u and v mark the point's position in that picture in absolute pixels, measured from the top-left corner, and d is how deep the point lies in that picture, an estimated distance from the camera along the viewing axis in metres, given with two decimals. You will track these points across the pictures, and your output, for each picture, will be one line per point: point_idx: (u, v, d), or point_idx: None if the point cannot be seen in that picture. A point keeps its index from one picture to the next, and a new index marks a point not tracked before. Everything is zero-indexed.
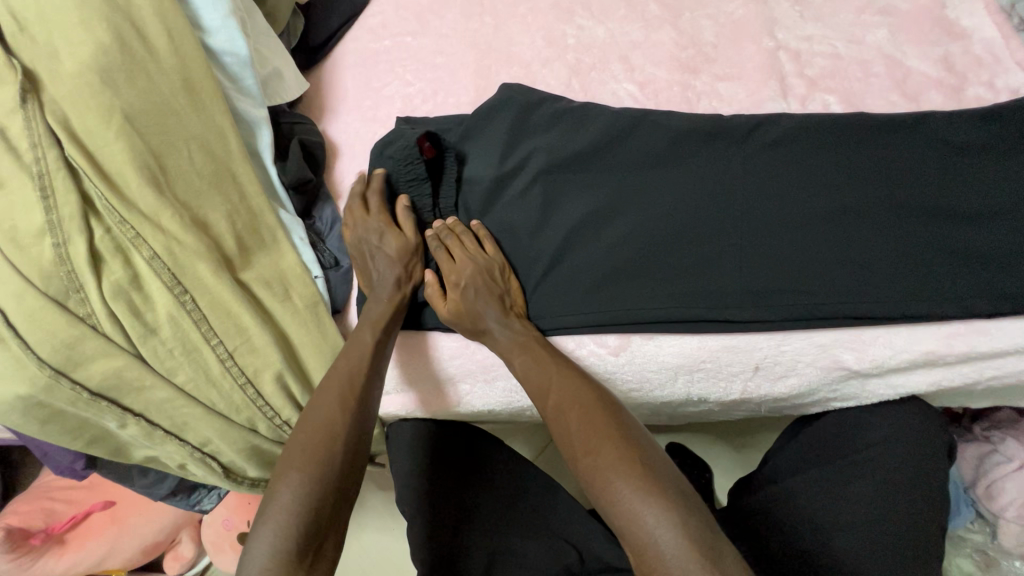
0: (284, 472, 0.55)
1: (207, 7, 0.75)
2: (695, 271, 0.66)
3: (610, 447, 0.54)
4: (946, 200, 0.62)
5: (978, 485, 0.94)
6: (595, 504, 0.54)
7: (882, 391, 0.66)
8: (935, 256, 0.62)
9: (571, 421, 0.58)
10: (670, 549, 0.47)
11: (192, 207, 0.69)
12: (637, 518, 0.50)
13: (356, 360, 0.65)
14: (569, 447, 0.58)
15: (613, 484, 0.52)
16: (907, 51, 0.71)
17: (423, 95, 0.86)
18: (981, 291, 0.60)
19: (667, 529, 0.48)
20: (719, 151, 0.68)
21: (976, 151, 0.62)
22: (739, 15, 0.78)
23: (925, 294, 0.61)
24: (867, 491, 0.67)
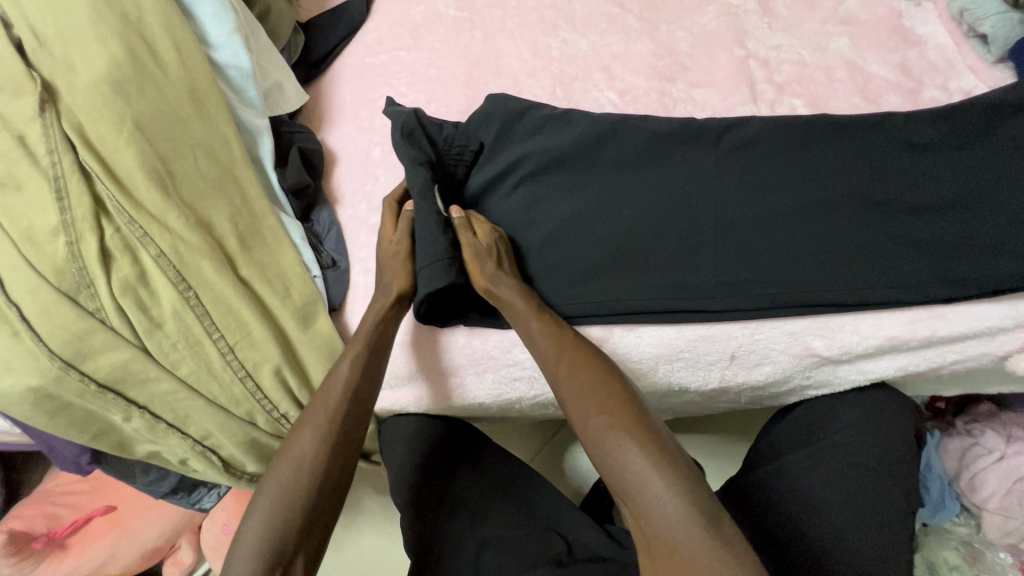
0: (266, 488, 0.61)
1: (213, 24, 0.80)
2: (673, 264, 0.70)
3: (625, 416, 0.59)
4: (906, 194, 0.66)
5: (961, 478, 0.95)
6: (601, 465, 0.58)
7: (852, 377, 0.69)
8: (896, 246, 0.65)
9: (586, 386, 0.62)
10: (675, 512, 0.52)
11: (197, 209, 0.74)
12: (646, 481, 0.54)
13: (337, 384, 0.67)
14: (580, 408, 0.61)
15: (625, 450, 0.56)
16: (868, 58, 0.75)
17: (416, 105, 0.91)
18: (939, 279, 0.63)
19: (674, 497, 0.52)
20: (692, 151, 0.72)
21: (933, 147, 0.66)
22: (712, 27, 0.83)
23: (888, 282, 0.64)
24: (845, 474, 0.70)
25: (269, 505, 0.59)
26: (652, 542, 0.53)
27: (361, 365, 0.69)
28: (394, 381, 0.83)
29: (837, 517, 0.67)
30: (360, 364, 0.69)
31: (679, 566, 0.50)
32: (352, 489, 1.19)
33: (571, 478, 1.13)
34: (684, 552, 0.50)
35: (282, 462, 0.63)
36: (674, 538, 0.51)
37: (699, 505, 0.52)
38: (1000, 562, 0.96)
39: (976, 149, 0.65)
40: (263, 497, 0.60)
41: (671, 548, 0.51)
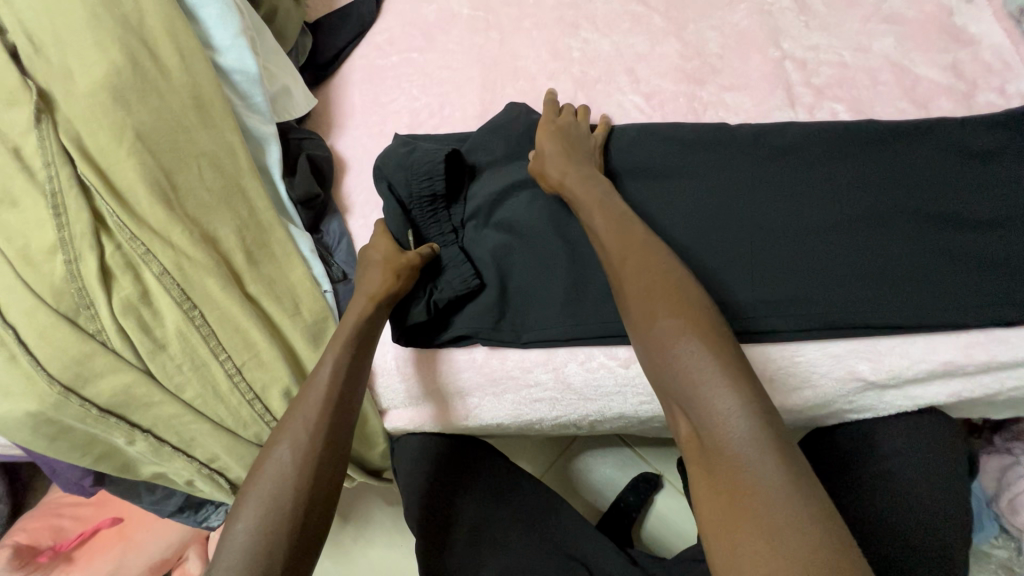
0: (247, 498, 0.57)
1: (218, 27, 0.77)
2: (709, 278, 0.65)
3: (698, 319, 0.51)
4: (961, 207, 0.61)
5: (1002, 498, 0.90)
6: (662, 367, 0.51)
7: (900, 403, 0.64)
8: (951, 262, 0.61)
9: (652, 284, 0.54)
10: (742, 424, 0.45)
11: (201, 222, 0.70)
12: (714, 390, 0.47)
13: (317, 388, 0.63)
14: (642, 306, 0.54)
15: (693, 352, 0.49)
16: (915, 59, 0.70)
17: (430, 110, 0.87)
18: (999, 299, 0.59)
19: (744, 409, 0.45)
20: (727, 158, 0.68)
21: (992, 155, 0.62)
22: (744, 26, 0.78)
23: (942, 301, 0.60)
24: (900, 510, 0.65)
25: (254, 516, 0.55)
26: (710, 454, 0.46)
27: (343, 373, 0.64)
28: (408, 402, 0.79)
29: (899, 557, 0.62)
30: (339, 373, 0.64)
31: (741, 489, 0.43)
32: (363, 503, 1.15)
33: (584, 493, 1.14)
34: (751, 474, 0.43)
35: (268, 468, 0.58)
36: (738, 457, 0.44)
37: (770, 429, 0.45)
38: None
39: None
40: (245, 510, 0.56)
41: (734, 470, 0.44)
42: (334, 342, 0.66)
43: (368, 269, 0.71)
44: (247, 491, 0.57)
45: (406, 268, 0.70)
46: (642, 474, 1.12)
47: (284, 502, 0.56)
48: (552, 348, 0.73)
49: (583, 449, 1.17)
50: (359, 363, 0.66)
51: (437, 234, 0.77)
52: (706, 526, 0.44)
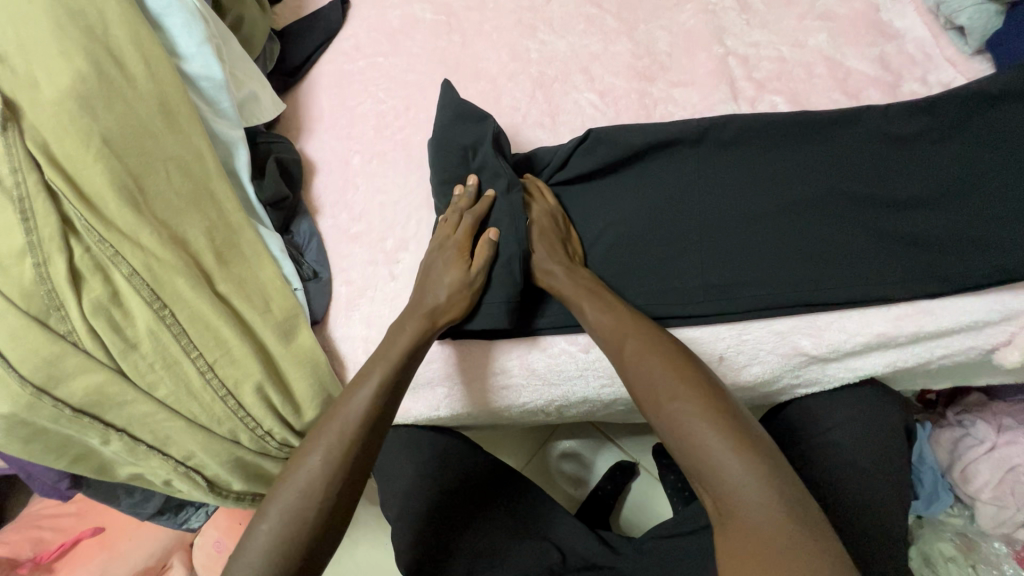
0: (264, 511, 0.58)
1: (183, 35, 0.79)
2: (667, 273, 0.69)
3: (702, 397, 0.56)
4: (890, 191, 0.65)
5: (954, 469, 0.96)
6: (674, 447, 0.56)
7: (842, 374, 0.68)
8: (882, 243, 0.65)
9: (655, 367, 0.59)
10: (752, 497, 0.50)
11: (170, 225, 0.72)
12: (727, 468, 0.52)
13: (344, 406, 0.62)
14: (648, 390, 0.59)
15: (703, 434, 0.54)
16: (847, 52, 0.75)
17: (396, 112, 0.91)
18: (923, 274, 0.63)
19: (753, 482, 0.50)
20: (676, 154, 0.72)
21: (914, 140, 0.66)
22: (691, 25, 0.82)
23: (875, 280, 0.64)
24: (857, 496, 0.67)
25: (268, 521, 0.57)
26: (729, 527, 0.50)
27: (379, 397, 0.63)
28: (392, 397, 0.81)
29: (856, 540, 0.64)
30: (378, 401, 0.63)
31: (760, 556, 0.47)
32: None
33: (563, 483, 1.17)
34: (768, 542, 0.47)
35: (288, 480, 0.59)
36: (755, 524, 0.49)
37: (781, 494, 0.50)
38: (996, 552, 0.96)
39: (954, 142, 0.65)
40: (261, 521, 0.57)
41: (751, 540, 0.48)
42: (378, 359, 0.65)
43: (435, 277, 0.69)
44: (267, 501, 0.59)
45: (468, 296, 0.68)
46: (618, 462, 1.15)
47: (298, 520, 0.57)
48: (517, 342, 0.75)
49: (560, 441, 1.20)
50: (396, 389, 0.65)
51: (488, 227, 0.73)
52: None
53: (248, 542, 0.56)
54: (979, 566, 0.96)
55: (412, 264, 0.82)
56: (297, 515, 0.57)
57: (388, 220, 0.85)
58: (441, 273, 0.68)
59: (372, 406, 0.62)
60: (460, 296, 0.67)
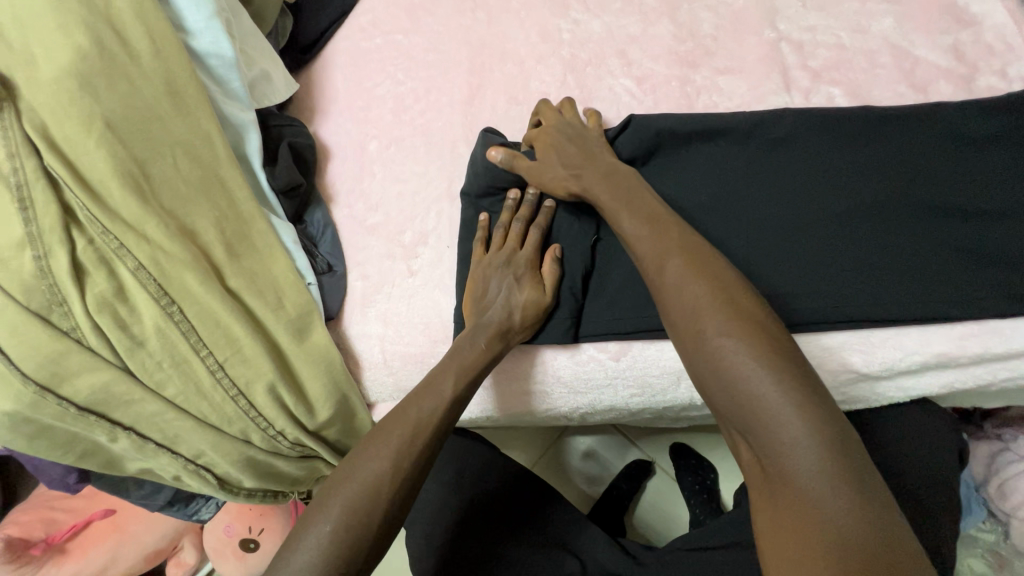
0: (321, 508, 0.55)
1: (190, 7, 0.73)
2: None
3: (756, 334, 0.49)
4: (959, 199, 0.60)
5: (990, 484, 0.91)
6: (714, 386, 0.50)
7: (891, 394, 0.64)
8: (950, 255, 0.59)
9: (699, 294, 0.53)
10: (809, 459, 0.44)
11: (178, 215, 0.68)
12: (780, 421, 0.46)
13: (412, 412, 0.60)
14: (693, 319, 0.52)
15: (750, 374, 0.48)
16: (915, 40, 0.68)
17: (416, 94, 0.86)
18: (993, 291, 0.57)
19: (808, 443, 0.44)
20: (723, 149, 0.66)
21: (999, 140, 0.60)
22: (740, 6, 0.75)
23: (940, 295, 0.58)
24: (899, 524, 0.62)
25: (331, 524, 0.54)
26: (776, 487, 0.45)
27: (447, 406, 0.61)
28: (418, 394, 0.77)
29: None
30: (447, 410, 0.61)
31: (800, 508, 0.43)
32: None
33: (577, 480, 1.15)
34: (812, 497, 0.43)
35: (346, 481, 0.56)
36: (797, 476, 0.44)
37: (836, 450, 0.44)
38: None
39: None
40: (316, 521, 0.54)
41: (793, 493, 0.44)
42: (450, 368, 0.63)
43: (506, 291, 0.67)
44: (322, 500, 0.56)
45: (535, 312, 0.66)
46: (636, 461, 1.12)
47: (358, 525, 0.54)
48: (545, 353, 0.71)
49: (575, 437, 1.17)
50: (462, 400, 0.63)
51: (539, 235, 0.69)
52: (762, 545, 0.45)
53: (299, 540, 0.54)
54: None
55: (431, 259, 0.78)
56: (356, 518, 0.54)
57: (407, 212, 0.80)
58: (512, 289, 0.66)
59: (442, 419, 0.61)
60: (532, 314, 0.66)
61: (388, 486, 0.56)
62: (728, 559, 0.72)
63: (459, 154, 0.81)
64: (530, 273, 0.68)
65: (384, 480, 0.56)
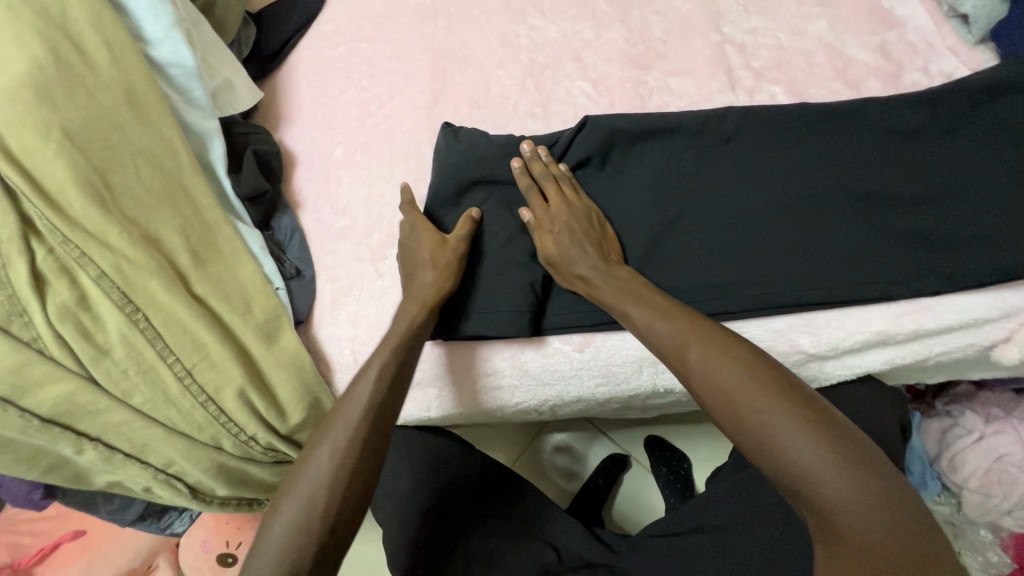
0: (274, 510, 0.56)
1: (149, 18, 0.73)
2: (670, 270, 0.67)
3: (786, 403, 0.51)
4: (892, 186, 0.64)
5: (942, 459, 0.96)
6: (762, 463, 0.51)
7: (839, 372, 0.68)
8: (885, 238, 0.63)
9: (729, 378, 0.53)
10: (862, 514, 0.47)
11: (141, 223, 0.68)
12: (831, 486, 0.47)
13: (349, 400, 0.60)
14: (729, 402, 0.52)
15: (797, 447, 0.49)
16: (847, 41, 0.73)
17: (380, 100, 0.87)
18: (923, 270, 0.62)
19: (862, 500, 0.47)
20: (674, 146, 0.69)
21: (926, 130, 0.64)
22: (686, 11, 0.79)
23: (878, 276, 0.62)
24: None
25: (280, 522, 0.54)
26: (837, 549, 0.47)
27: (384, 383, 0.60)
28: None
29: None
30: (383, 386, 0.60)
31: (863, 562, 0.46)
32: None
33: (555, 477, 1.17)
34: (879, 552, 0.46)
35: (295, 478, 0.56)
36: (857, 533, 0.47)
37: (886, 514, 0.47)
38: (981, 539, 0.98)
39: (961, 134, 0.64)
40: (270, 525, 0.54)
41: (856, 550, 0.46)
42: (380, 351, 0.63)
43: (417, 272, 0.68)
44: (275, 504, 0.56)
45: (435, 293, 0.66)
46: (611, 455, 1.15)
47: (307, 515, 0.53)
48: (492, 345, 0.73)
49: (551, 434, 1.19)
50: (402, 377, 0.62)
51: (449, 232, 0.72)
52: None
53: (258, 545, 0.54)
54: (964, 552, 0.98)
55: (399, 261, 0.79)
56: (304, 507, 0.54)
57: (374, 216, 0.81)
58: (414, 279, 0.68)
59: (380, 397, 0.60)
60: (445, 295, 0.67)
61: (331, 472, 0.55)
62: (696, 543, 0.75)
63: (424, 157, 0.83)
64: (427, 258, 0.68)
65: (334, 478, 0.55)
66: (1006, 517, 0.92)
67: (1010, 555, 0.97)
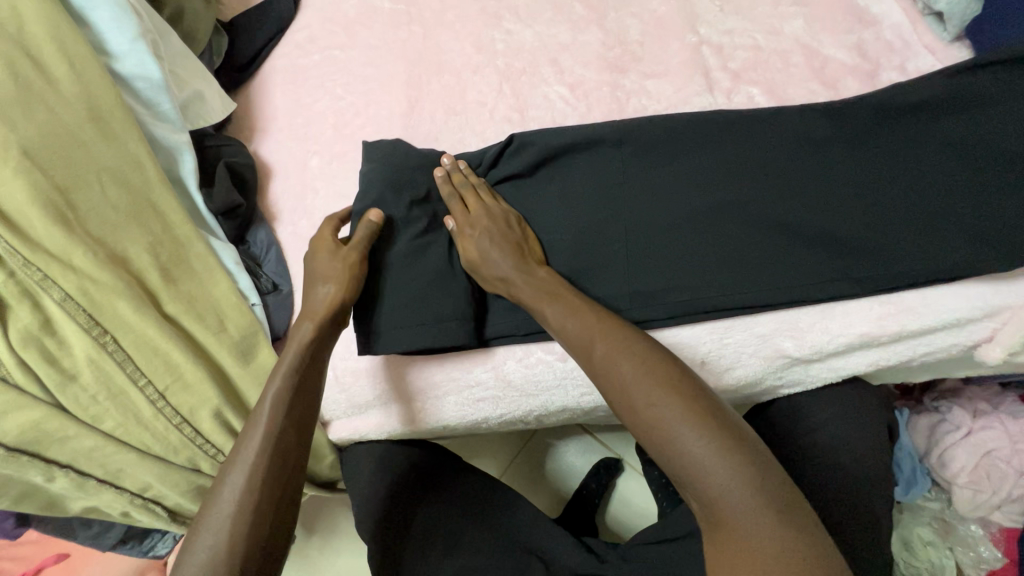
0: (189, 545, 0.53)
1: (112, 30, 0.71)
2: (659, 272, 0.65)
3: (673, 394, 0.51)
4: (877, 179, 0.63)
5: (932, 455, 0.96)
6: (655, 453, 0.51)
7: (825, 375, 0.67)
8: (874, 232, 0.62)
9: (625, 370, 0.54)
10: (742, 503, 0.46)
11: (108, 242, 0.66)
12: (712, 475, 0.47)
13: (258, 423, 0.58)
14: (625, 394, 0.53)
15: (680, 434, 0.49)
16: (823, 40, 0.72)
17: (355, 109, 0.86)
18: (912, 263, 0.60)
19: (741, 488, 0.46)
20: (657, 145, 0.68)
21: (882, 123, 0.64)
22: (662, 13, 0.78)
23: (865, 272, 0.61)
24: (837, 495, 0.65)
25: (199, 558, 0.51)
26: (725, 540, 0.46)
27: (286, 403, 0.59)
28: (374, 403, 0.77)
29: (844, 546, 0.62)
30: (286, 405, 0.59)
31: (744, 554, 0.45)
32: (324, 516, 1.10)
33: (547, 484, 1.16)
34: (758, 543, 0.45)
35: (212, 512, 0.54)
36: (738, 521, 0.46)
37: (771, 503, 0.46)
38: (972, 534, 0.96)
39: (947, 120, 0.62)
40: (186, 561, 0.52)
41: (738, 541, 0.45)
42: (276, 372, 0.61)
43: (313, 286, 0.64)
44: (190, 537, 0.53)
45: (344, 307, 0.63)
46: (602, 460, 1.14)
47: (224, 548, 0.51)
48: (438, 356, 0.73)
49: (542, 441, 1.18)
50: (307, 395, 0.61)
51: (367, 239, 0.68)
52: None
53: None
54: (956, 548, 0.96)
55: None
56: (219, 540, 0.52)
57: None
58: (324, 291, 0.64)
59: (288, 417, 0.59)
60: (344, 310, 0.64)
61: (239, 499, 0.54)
62: (687, 550, 0.74)
63: None
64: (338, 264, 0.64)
65: (251, 482, 0.55)
66: (997, 511, 0.93)
67: (1001, 550, 0.95)
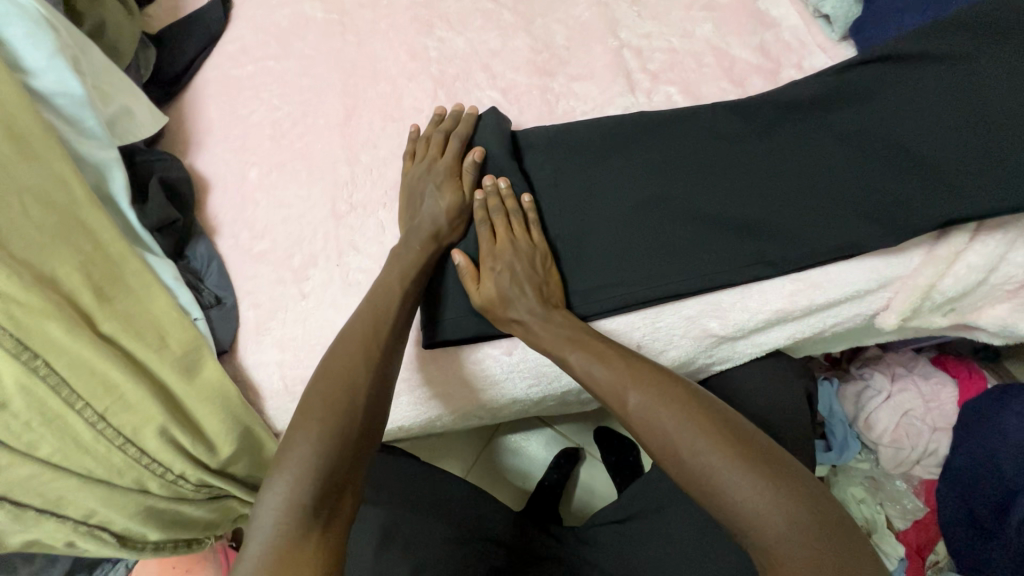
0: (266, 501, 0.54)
1: (27, 45, 0.69)
2: (618, 259, 0.69)
3: (672, 402, 0.55)
4: (796, 165, 0.69)
5: (859, 419, 1.03)
6: (663, 460, 0.55)
7: (750, 350, 0.72)
8: (797, 212, 0.67)
9: (623, 379, 0.58)
10: (759, 501, 0.49)
11: (34, 263, 0.64)
12: (721, 472, 0.51)
13: (338, 393, 0.59)
14: (625, 404, 0.57)
15: (685, 439, 0.53)
16: (731, 42, 0.78)
17: (292, 118, 0.86)
18: (828, 240, 0.66)
19: (755, 489, 0.49)
20: (608, 142, 0.73)
21: (782, 120, 0.70)
22: (586, 18, 0.83)
23: (789, 250, 0.67)
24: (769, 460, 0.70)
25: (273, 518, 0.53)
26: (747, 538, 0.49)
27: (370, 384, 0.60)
28: None
29: None
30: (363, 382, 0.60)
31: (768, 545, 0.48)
32: None
33: (511, 480, 1.18)
34: (779, 534, 0.48)
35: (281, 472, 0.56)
36: (757, 518, 0.49)
37: (802, 512, 0.48)
38: (898, 490, 1.02)
39: (856, 109, 0.69)
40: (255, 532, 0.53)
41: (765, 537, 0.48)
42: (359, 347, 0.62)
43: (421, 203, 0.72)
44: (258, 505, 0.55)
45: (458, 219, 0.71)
46: (562, 450, 1.17)
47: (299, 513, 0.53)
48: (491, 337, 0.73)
49: (505, 437, 1.21)
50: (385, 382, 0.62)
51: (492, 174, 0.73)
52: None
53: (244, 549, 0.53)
54: (885, 503, 1.02)
55: (322, 280, 0.78)
56: (294, 502, 0.53)
57: (294, 236, 0.80)
58: (435, 196, 0.71)
59: (366, 393, 0.60)
60: (457, 220, 0.72)
61: (313, 474, 0.54)
62: (640, 528, 0.79)
63: (341, 174, 0.82)
64: (449, 160, 0.73)
65: (319, 457, 0.55)
66: (917, 465, 1.01)
67: (923, 500, 1.01)
